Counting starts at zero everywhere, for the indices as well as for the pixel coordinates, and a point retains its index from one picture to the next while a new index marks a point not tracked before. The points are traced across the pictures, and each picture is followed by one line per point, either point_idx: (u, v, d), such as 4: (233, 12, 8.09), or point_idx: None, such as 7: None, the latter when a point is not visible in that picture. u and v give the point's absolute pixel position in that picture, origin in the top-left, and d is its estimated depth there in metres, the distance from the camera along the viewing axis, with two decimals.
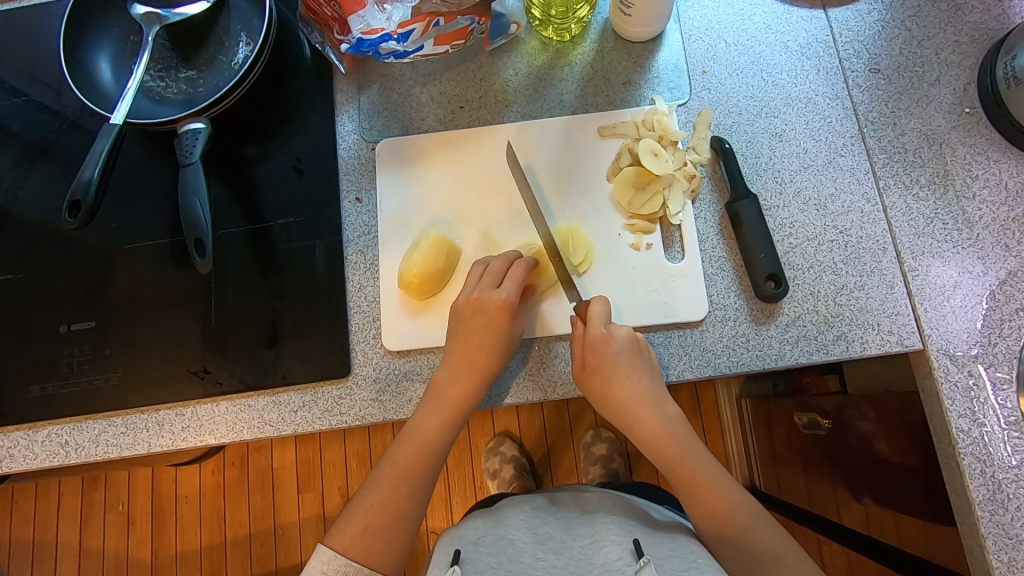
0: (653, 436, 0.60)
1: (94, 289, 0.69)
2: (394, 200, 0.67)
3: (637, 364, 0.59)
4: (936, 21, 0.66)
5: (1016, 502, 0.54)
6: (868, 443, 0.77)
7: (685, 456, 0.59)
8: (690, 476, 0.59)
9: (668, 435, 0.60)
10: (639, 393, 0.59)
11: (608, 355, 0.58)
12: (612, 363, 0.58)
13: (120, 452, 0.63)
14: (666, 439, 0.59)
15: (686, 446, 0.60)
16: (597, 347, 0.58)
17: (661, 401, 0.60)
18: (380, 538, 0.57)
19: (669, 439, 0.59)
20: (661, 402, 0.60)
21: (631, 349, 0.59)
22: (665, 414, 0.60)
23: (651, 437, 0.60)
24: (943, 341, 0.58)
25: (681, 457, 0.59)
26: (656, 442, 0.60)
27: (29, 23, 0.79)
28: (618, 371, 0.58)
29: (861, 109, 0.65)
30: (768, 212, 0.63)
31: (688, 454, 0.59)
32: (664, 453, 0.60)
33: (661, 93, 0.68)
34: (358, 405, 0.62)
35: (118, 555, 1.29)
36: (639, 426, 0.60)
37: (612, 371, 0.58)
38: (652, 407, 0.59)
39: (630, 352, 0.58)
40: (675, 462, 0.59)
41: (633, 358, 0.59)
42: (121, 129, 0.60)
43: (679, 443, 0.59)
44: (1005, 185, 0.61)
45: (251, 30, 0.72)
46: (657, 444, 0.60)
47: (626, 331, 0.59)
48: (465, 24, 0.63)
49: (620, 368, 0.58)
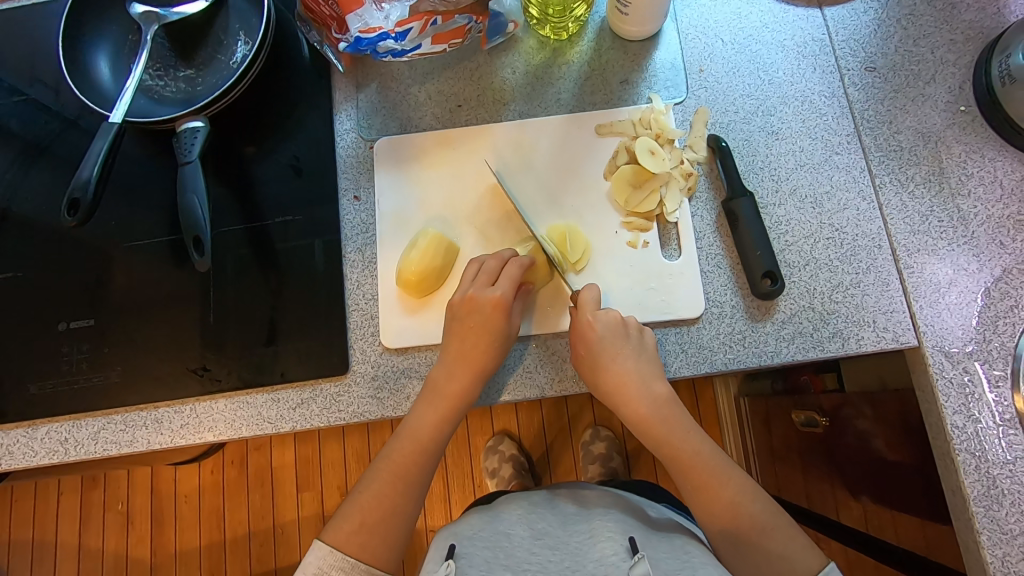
0: (641, 417, 0.60)
1: (93, 287, 0.69)
2: (392, 197, 0.67)
3: (625, 345, 0.59)
4: (932, 20, 0.67)
5: (1010, 498, 0.54)
6: (866, 440, 0.77)
7: (671, 434, 0.59)
8: (686, 470, 0.59)
9: (656, 416, 0.60)
10: (625, 371, 0.59)
11: (593, 340, 0.58)
12: (600, 347, 0.58)
13: (119, 450, 0.63)
14: (654, 417, 0.60)
15: (673, 422, 0.60)
16: (584, 334, 0.59)
17: (647, 380, 0.59)
18: (376, 535, 0.57)
19: (656, 418, 0.60)
20: (647, 381, 0.59)
21: (617, 330, 0.59)
22: (653, 393, 0.59)
23: (638, 416, 0.60)
24: (938, 337, 0.58)
25: (668, 435, 0.60)
26: (644, 420, 0.60)
27: (28, 22, 0.79)
28: (605, 352, 0.58)
29: (857, 107, 0.66)
30: (764, 210, 0.64)
31: (674, 429, 0.60)
32: (651, 432, 0.60)
33: (658, 91, 0.68)
34: (356, 402, 0.63)
35: (117, 554, 1.29)
36: (627, 406, 0.60)
37: (598, 356, 0.58)
38: (638, 387, 0.59)
39: (614, 334, 0.59)
40: (663, 442, 0.60)
41: (619, 339, 0.59)
42: (120, 128, 0.61)
43: (666, 421, 0.60)
44: (1000, 183, 0.61)
45: (249, 29, 0.72)
46: (644, 423, 0.60)
47: (611, 316, 0.59)
48: (462, 23, 0.64)
49: (607, 349, 0.58)
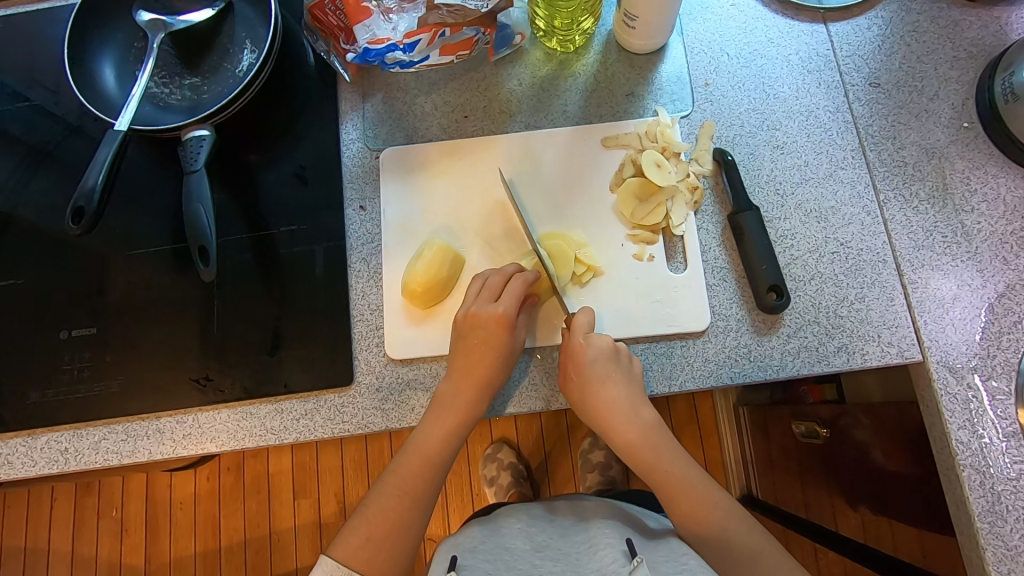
0: (628, 442, 0.60)
1: (94, 295, 0.69)
2: (398, 208, 0.67)
3: (614, 372, 0.58)
4: (935, 36, 0.67)
5: (1014, 514, 0.55)
6: (864, 452, 0.78)
7: (658, 462, 0.60)
8: (665, 475, 0.59)
9: (643, 441, 0.60)
10: (615, 400, 0.59)
11: (584, 363, 0.58)
12: (588, 370, 0.58)
13: (119, 460, 0.63)
14: (640, 444, 0.60)
15: (664, 448, 0.60)
16: (575, 356, 0.58)
17: (637, 407, 0.60)
18: (383, 550, 0.57)
19: (644, 444, 0.60)
20: (637, 408, 0.60)
21: (609, 357, 0.59)
22: (642, 420, 0.60)
23: (626, 442, 0.60)
24: (942, 353, 0.59)
25: (655, 462, 0.60)
26: (631, 447, 0.60)
27: (29, 28, 0.79)
28: (593, 378, 0.58)
29: (862, 122, 0.66)
30: (770, 224, 0.64)
31: (661, 457, 0.60)
32: (637, 457, 0.60)
33: (664, 104, 0.69)
34: (359, 414, 0.62)
35: (110, 561, 1.28)
36: (614, 432, 0.60)
37: (587, 378, 0.58)
38: (626, 414, 0.60)
39: (606, 361, 0.58)
40: (650, 468, 0.60)
41: (610, 366, 0.58)
42: (126, 135, 0.60)
43: (653, 447, 0.60)
44: (1002, 200, 0.62)
45: (256, 37, 0.72)
46: (631, 448, 0.60)
47: (605, 342, 0.59)
48: (471, 34, 0.64)
49: (596, 375, 0.58)
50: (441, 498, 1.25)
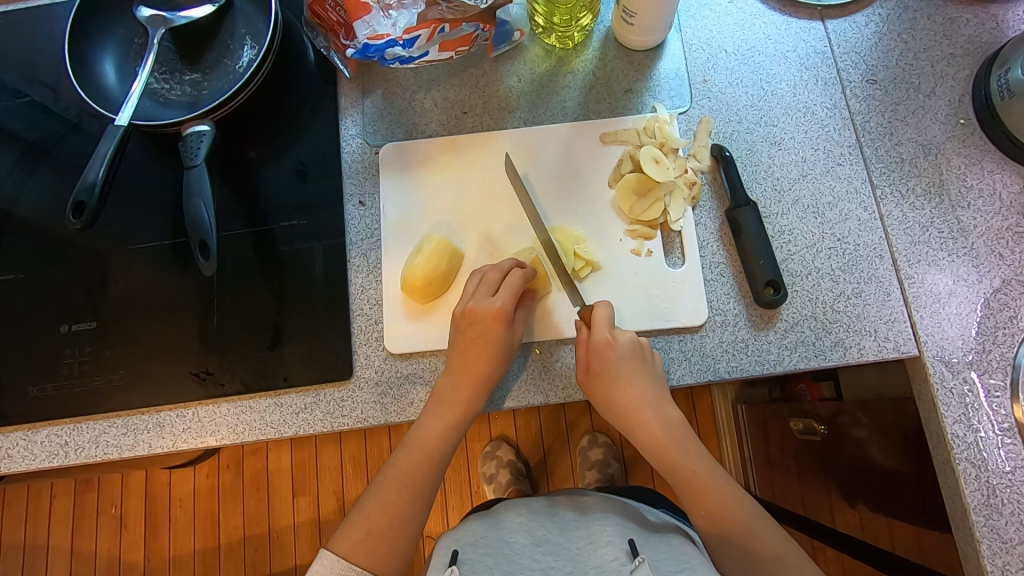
0: (654, 440, 0.60)
1: (94, 290, 0.69)
2: (398, 204, 0.67)
3: (641, 370, 0.59)
4: (932, 33, 0.68)
5: (1009, 507, 0.55)
6: (862, 448, 0.78)
7: (683, 459, 0.60)
8: (692, 473, 0.59)
9: (669, 438, 0.60)
10: (640, 397, 0.59)
11: (612, 360, 0.58)
12: (616, 368, 0.58)
13: (119, 454, 0.63)
14: (666, 441, 0.60)
15: (687, 447, 0.60)
16: (599, 351, 0.58)
17: (662, 403, 0.60)
18: (382, 542, 0.57)
19: (669, 441, 0.60)
20: (662, 404, 0.60)
21: (634, 353, 0.59)
22: (665, 416, 0.60)
23: (652, 439, 0.60)
24: (939, 348, 0.59)
25: (681, 460, 0.60)
26: (656, 444, 0.60)
27: (29, 24, 0.79)
28: (621, 375, 0.58)
29: (859, 119, 0.66)
30: (768, 219, 0.64)
31: (688, 456, 0.60)
32: (663, 456, 0.60)
33: (663, 101, 0.69)
34: (359, 408, 0.62)
35: (109, 558, 1.28)
36: (640, 429, 0.60)
37: (614, 374, 0.58)
38: (652, 410, 0.60)
39: (632, 358, 0.59)
40: (674, 465, 0.60)
41: (636, 363, 0.59)
42: (126, 131, 0.61)
43: (679, 446, 0.60)
44: (998, 196, 0.62)
45: (255, 33, 0.72)
46: (656, 446, 0.60)
47: (628, 337, 0.59)
48: (470, 30, 0.64)
49: (623, 372, 0.58)
50: (440, 495, 1.25)
